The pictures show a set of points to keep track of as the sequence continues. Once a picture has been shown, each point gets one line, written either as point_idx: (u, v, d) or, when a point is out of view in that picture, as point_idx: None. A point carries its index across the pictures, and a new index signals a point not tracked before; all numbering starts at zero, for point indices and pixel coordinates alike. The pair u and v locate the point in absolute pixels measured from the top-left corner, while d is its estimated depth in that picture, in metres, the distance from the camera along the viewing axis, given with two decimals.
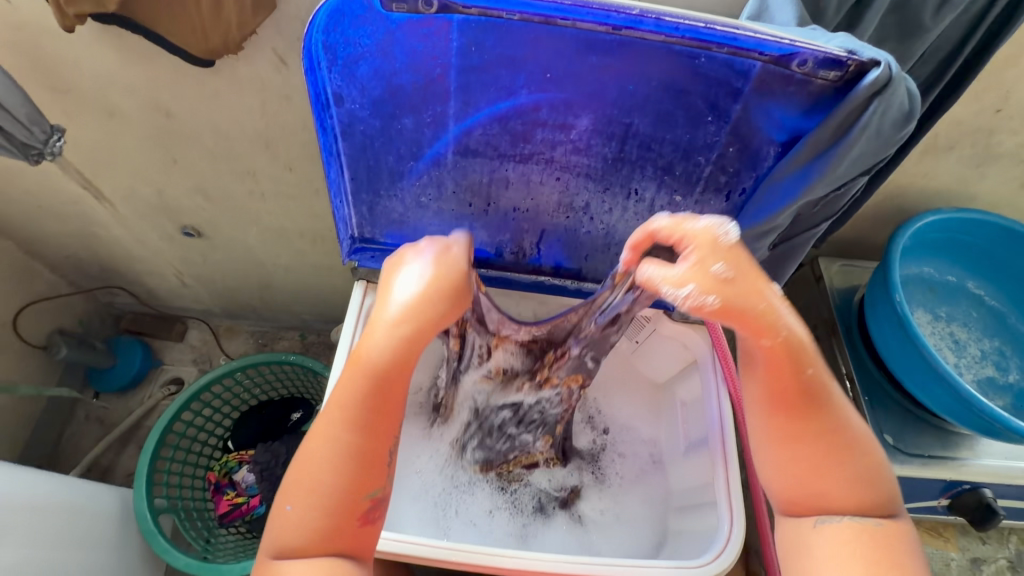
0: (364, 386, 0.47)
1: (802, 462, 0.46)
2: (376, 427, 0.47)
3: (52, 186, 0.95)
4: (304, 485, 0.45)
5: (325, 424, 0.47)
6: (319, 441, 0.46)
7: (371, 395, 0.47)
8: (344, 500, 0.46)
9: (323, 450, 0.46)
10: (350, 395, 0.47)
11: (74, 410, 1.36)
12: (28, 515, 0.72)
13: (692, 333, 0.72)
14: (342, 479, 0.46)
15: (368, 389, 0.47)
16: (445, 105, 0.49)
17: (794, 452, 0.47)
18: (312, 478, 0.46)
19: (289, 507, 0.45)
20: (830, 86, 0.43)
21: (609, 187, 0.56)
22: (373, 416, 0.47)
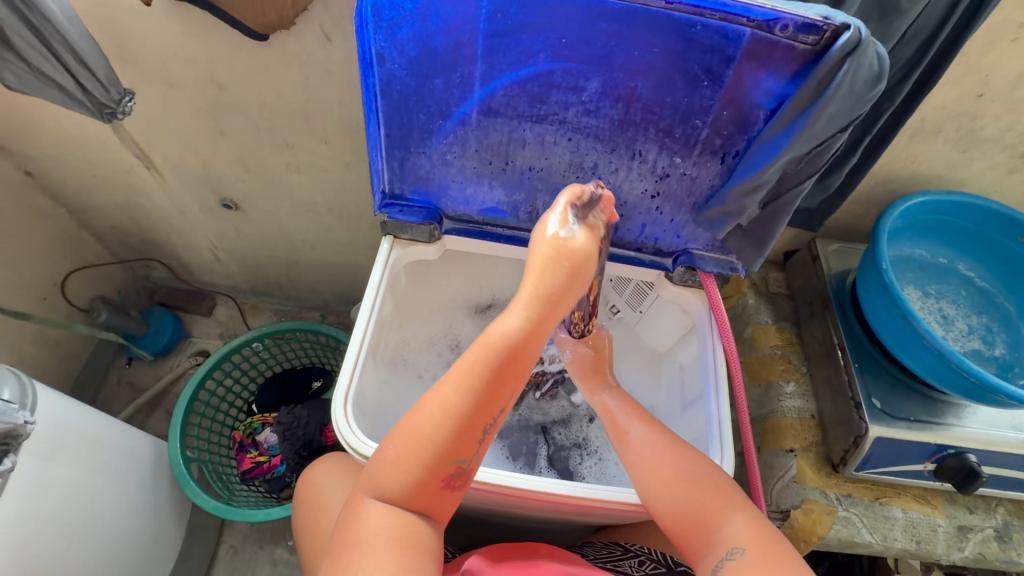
0: (485, 353, 0.52)
1: (675, 460, 0.63)
2: (496, 389, 0.52)
3: (108, 154, 1.04)
4: (398, 470, 0.51)
5: (448, 400, 0.51)
6: (438, 411, 0.51)
7: (487, 374, 0.51)
8: (438, 465, 0.51)
9: (432, 423, 0.51)
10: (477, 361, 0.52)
11: (108, 374, 1.45)
12: (78, 441, 0.78)
13: (691, 297, 0.76)
14: (438, 462, 0.51)
15: (489, 359, 0.52)
16: (473, 67, 0.56)
17: (695, 473, 0.62)
18: (411, 442, 0.51)
19: (391, 446, 0.52)
20: (810, 51, 0.49)
21: (616, 148, 0.62)
22: (496, 373, 0.52)
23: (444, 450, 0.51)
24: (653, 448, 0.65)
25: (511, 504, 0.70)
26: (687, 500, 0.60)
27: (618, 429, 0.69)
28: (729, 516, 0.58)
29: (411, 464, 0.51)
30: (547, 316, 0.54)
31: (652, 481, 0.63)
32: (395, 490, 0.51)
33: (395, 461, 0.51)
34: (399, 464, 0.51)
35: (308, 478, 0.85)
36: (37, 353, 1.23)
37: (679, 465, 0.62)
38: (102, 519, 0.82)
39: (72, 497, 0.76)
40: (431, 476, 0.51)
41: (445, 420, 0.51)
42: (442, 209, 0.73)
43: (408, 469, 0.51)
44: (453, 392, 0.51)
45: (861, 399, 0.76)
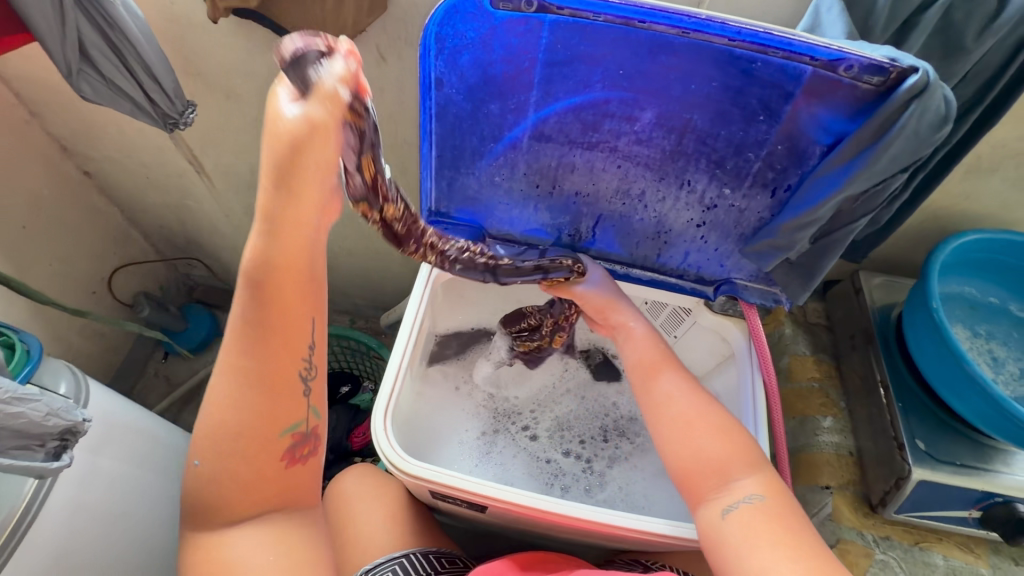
0: (241, 324, 0.50)
1: (696, 406, 0.62)
2: (275, 331, 0.50)
3: (164, 159, 1.09)
4: (240, 479, 0.54)
5: (220, 384, 0.52)
6: (223, 398, 0.52)
7: (268, 346, 0.51)
8: (264, 441, 0.54)
9: (236, 417, 0.52)
10: (239, 317, 0.50)
11: (145, 367, 1.49)
12: (122, 436, 0.81)
13: (730, 325, 0.77)
14: (262, 442, 0.53)
15: (248, 304, 0.50)
16: (529, 95, 0.57)
17: (709, 412, 0.61)
18: (223, 438, 0.53)
19: (197, 462, 0.53)
20: (874, 90, 0.48)
21: (665, 177, 0.62)
22: (275, 319, 0.50)
23: (263, 434, 0.53)
24: (675, 390, 0.63)
25: (540, 524, 0.70)
26: (702, 442, 0.59)
27: (650, 368, 0.66)
28: (744, 465, 0.57)
29: (233, 447, 0.53)
30: (295, 232, 0.47)
31: (671, 425, 0.61)
32: (230, 511, 0.54)
33: (230, 480, 0.53)
34: (215, 472, 0.53)
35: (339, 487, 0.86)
36: (83, 344, 1.28)
37: (689, 407, 0.62)
38: (146, 513, 0.85)
39: (117, 492, 0.79)
40: (262, 449, 0.54)
41: (228, 407, 0.52)
42: (486, 228, 0.74)
43: (225, 464, 0.53)
44: (229, 369, 0.51)
45: (904, 440, 0.74)
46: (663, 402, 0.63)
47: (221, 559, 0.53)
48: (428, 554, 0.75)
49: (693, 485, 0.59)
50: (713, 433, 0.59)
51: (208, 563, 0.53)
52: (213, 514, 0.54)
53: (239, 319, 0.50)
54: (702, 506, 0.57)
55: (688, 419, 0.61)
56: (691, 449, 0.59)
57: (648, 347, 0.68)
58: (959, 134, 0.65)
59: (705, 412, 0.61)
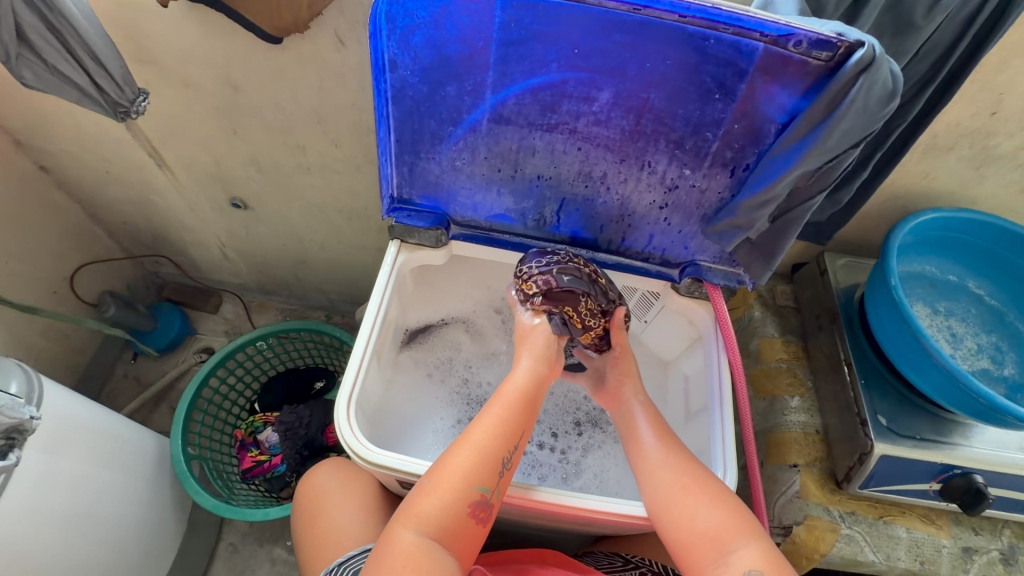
0: (511, 402, 0.63)
1: (687, 470, 0.63)
2: (512, 433, 0.61)
3: (123, 151, 1.05)
4: (420, 511, 0.56)
5: (473, 438, 0.60)
6: (466, 451, 0.59)
7: (513, 417, 0.62)
8: (464, 491, 0.57)
9: (465, 463, 0.58)
10: (503, 412, 0.62)
11: (114, 368, 1.45)
12: (82, 436, 0.79)
13: (697, 308, 0.76)
14: (465, 489, 0.57)
15: (513, 406, 0.63)
16: (485, 75, 0.57)
17: (687, 479, 0.62)
18: (459, 487, 0.57)
19: (426, 480, 0.58)
20: (824, 66, 0.49)
21: (625, 158, 0.62)
22: (525, 415, 0.63)
23: (468, 482, 0.58)
24: (660, 466, 0.63)
25: (509, 509, 0.70)
26: (685, 514, 0.60)
27: (636, 440, 0.68)
28: (732, 529, 0.58)
29: (437, 500, 0.57)
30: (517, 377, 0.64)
31: (656, 503, 0.62)
32: (418, 517, 0.56)
33: (425, 492, 0.58)
34: (444, 489, 0.57)
35: (310, 481, 0.84)
36: (46, 345, 1.24)
37: (669, 474, 0.63)
38: (106, 513, 0.83)
39: (77, 492, 0.77)
40: (462, 503, 0.57)
41: (478, 453, 0.59)
42: (450, 214, 0.73)
43: (441, 495, 0.57)
44: (481, 436, 0.60)
45: (867, 416, 0.76)
46: (652, 473, 0.64)
47: (390, 542, 0.55)
48: None
49: (687, 551, 0.59)
50: (694, 500, 0.60)
51: (384, 546, 0.56)
52: (417, 519, 0.56)
53: (505, 403, 0.62)
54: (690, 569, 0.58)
55: (676, 485, 0.62)
56: (671, 519, 0.60)
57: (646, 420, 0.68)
58: (914, 112, 0.66)
59: (691, 476, 0.62)
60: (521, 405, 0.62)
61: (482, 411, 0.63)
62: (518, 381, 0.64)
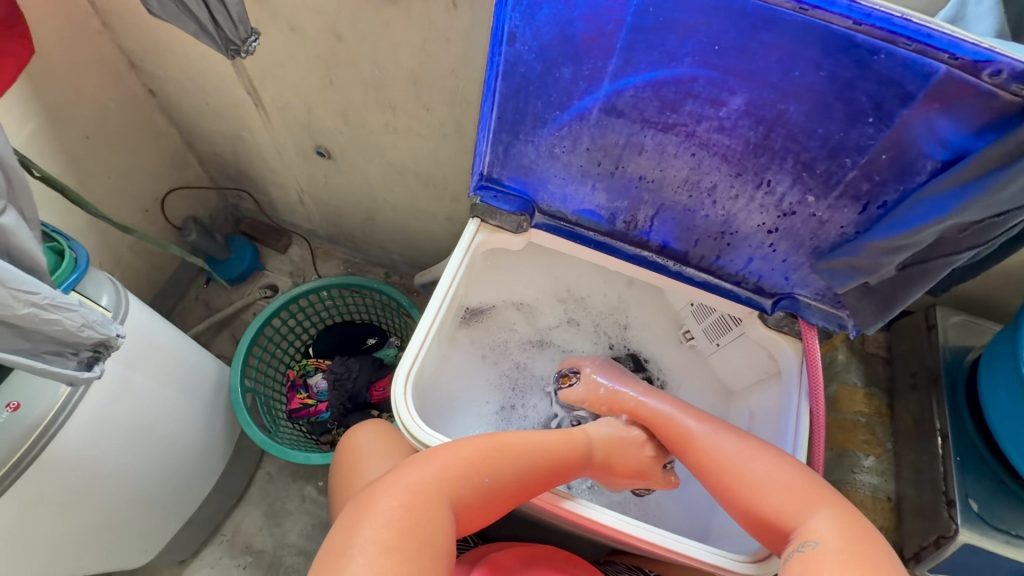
0: (577, 447, 0.68)
1: (750, 445, 0.63)
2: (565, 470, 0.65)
3: (225, 87, 1.08)
4: (426, 478, 0.57)
5: (521, 449, 0.64)
6: (512, 455, 0.62)
7: (574, 463, 0.67)
8: (488, 481, 0.60)
9: (512, 465, 0.62)
10: (572, 455, 0.67)
11: (187, 290, 1.54)
12: (155, 355, 0.83)
13: (782, 343, 0.69)
14: (501, 484, 0.61)
15: (574, 451, 0.67)
16: (606, 61, 0.52)
17: (756, 452, 0.62)
18: (486, 478, 0.59)
19: (476, 471, 0.59)
20: (1017, 103, 0.41)
21: (742, 173, 0.56)
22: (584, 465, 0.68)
23: (500, 476, 0.61)
24: (726, 446, 0.64)
25: (548, 514, 0.68)
26: (763, 487, 0.59)
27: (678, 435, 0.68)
28: (811, 499, 0.57)
29: (455, 480, 0.57)
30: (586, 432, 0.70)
31: (721, 479, 0.62)
32: (417, 480, 0.56)
33: (429, 458, 0.58)
34: (459, 460, 0.59)
35: (353, 438, 0.86)
36: (133, 259, 1.33)
37: (731, 453, 0.63)
38: (165, 429, 0.88)
39: (142, 406, 0.82)
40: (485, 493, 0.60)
41: (506, 462, 0.61)
42: (537, 201, 0.69)
43: (452, 471, 0.58)
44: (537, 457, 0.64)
45: (955, 497, 0.68)
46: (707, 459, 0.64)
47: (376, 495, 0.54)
48: None
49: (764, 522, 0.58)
50: (765, 467, 0.60)
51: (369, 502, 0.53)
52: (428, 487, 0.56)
53: (574, 448, 0.67)
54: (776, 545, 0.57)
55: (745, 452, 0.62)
56: (745, 487, 0.60)
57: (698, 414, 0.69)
58: None
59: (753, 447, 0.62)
60: (586, 465, 0.68)
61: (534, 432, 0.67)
62: (592, 445, 0.69)
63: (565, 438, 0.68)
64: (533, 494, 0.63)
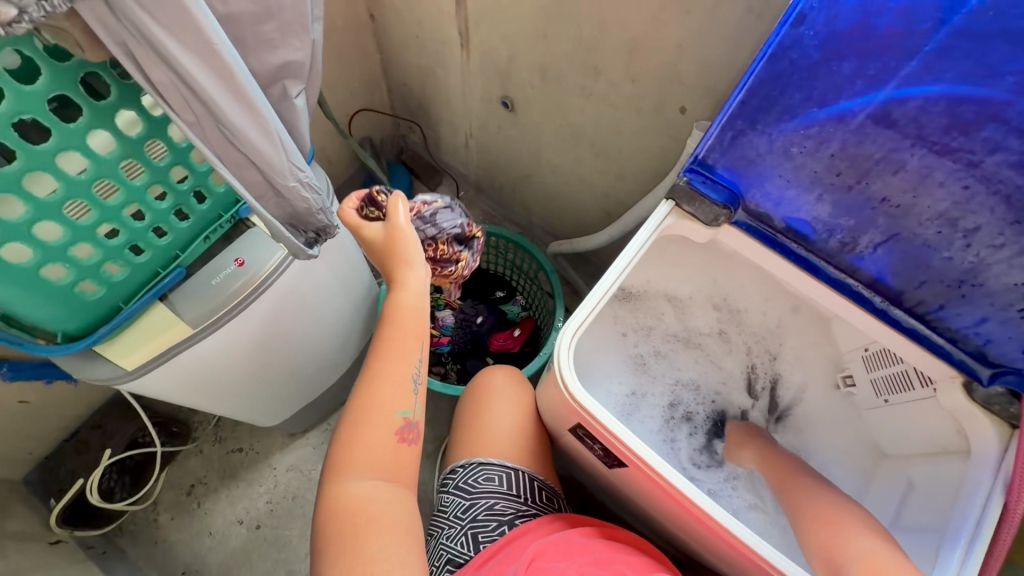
0: (410, 314, 0.66)
1: (843, 504, 0.64)
2: (397, 347, 0.65)
3: (439, 23, 1.14)
4: (356, 460, 0.61)
5: (399, 368, 0.64)
6: (393, 386, 0.64)
7: (409, 324, 0.66)
8: (382, 420, 0.62)
9: (388, 393, 0.63)
10: (409, 310, 0.66)
11: (345, 203, 1.69)
12: (336, 250, 0.92)
13: (984, 421, 0.61)
14: (389, 417, 0.63)
15: (405, 319, 0.66)
16: (903, 63, 0.48)
17: (850, 509, 0.63)
18: (359, 414, 0.62)
19: (343, 429, 0.62)
20: None
21: (1022, 221, 0.49)
22: (400, 330, 0.66)
23: (395, 408, 0.63)
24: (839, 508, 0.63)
25: (660, 507, 0.67)
26: (832, 533, 0.60)
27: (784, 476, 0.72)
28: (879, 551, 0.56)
29: (370, 452, 0.61)
30: (408, 295, 0.66)
31: (808, 522, 0.63)
32: (354, 468, 0.60)
33: (352, 461, 0.61)
34: (365, 430, 0.62)
35: (487, 375, 0.91)
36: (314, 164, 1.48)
37: (829, 505, 0.64)
38: (324, 316, 0.99)
39: (316, 291, 0.92)
40: (385, 434, 0.62)
41: (386, 384, 0.63)
42: (744, 199, 0.65)
43: (369, 437, 0.62)
44: (393, 364, 0.64)
45: None
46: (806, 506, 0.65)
47: (351, 497, 0.58)
48: (534, 481, 0.81)
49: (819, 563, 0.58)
50: (836, 517, 0.61)
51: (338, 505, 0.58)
52: (351, 470, 0.60)
53: (401, 310, 0.66)
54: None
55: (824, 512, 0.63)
56: (812, 531, 0.62)
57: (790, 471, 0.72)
58: None
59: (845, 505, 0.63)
60: (415, 318, 0.66)
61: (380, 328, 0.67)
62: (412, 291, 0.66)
63: (400, 305, 0.66)
64: (380, 380, 0.64)
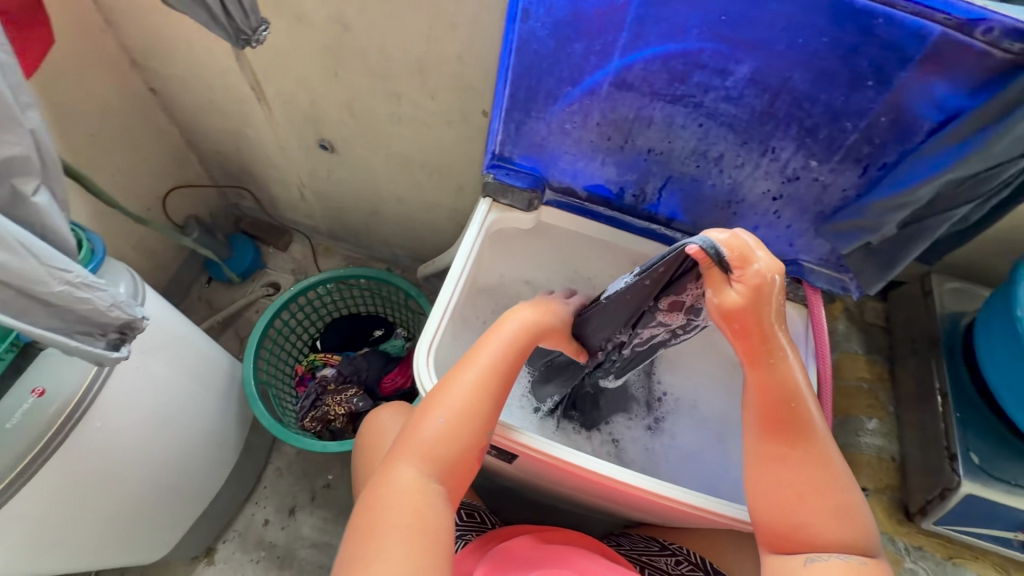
0: (501, 353, 0.61)
1: (813, 474, 0.54)
2: (500, 386, 0.61)
3: (228, 81, 1.09)
4: (425, 447, 0.57)
5: (473, 373, 0.60)
6: (464, 387, 0.59)
7: (509, 360, 0.62)
8: (473, 429, 0.58)
9: (466, 395, 0.59)
10: (487, 359, 0.61)
11: (190, 289, 1.55)
12: (172, 344, 0.84)
13: (789, 310, 0.72)
14: (474, 429, 0.59)
15: (506, 355, 0.62)
16: (618, 36, 0.54)
17: (816, 479, 0.54)
18: (466, 416, 0.59)
19: (441, 418, 0.58)
20: (1008, 61, 0.44)
21: (748, 141, 0.59)
22: (515, 358, 0.62)
23: (477, 424, 0.59)
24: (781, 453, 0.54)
25: (566, 482, 0.69)
26: (808, 515, 0.53)
27: (771, 413, 0.55)
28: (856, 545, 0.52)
29: (444, 447, 0.57)
30: (500, 329, 0.63)
31: (789, 493, 0.54)
32: (417, 450, 0.57)
33: (421, 451, 0.57)
34: (462, 425, 0.58)
35: (374, 418, 0.87)
36: (136, 258, 1.33)
37: (793, 472, 0.54)
38: (182, 417, 0.89)
39: (161, 393, 0.82)
40: (468, 447, 0.59)
41: (469, 389, 0.59)
42: (547, 179, 0.72)
43: (462, 433, 0.58)
44: (486, 374, 0.60)
45: (957, 451, 0.70)
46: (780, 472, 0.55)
47: (396, 481, 0.55)
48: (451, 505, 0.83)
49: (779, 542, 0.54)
50: (818, 489, 0.53)
51: (382, 487, 0.55)
52: (416, 457, 0.57)
53: (503, 343, 0.62)
54: (771, 553, 0.55)
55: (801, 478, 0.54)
56: (789, 513, 0.54)
57: (778, 402, 0.54)
58: None
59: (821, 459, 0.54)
60: (512, 353, 0.62)
61: (477, 345, 0.62)
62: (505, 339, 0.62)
63: (488, 338, 0.62)
64: (487, 393, 0.60)
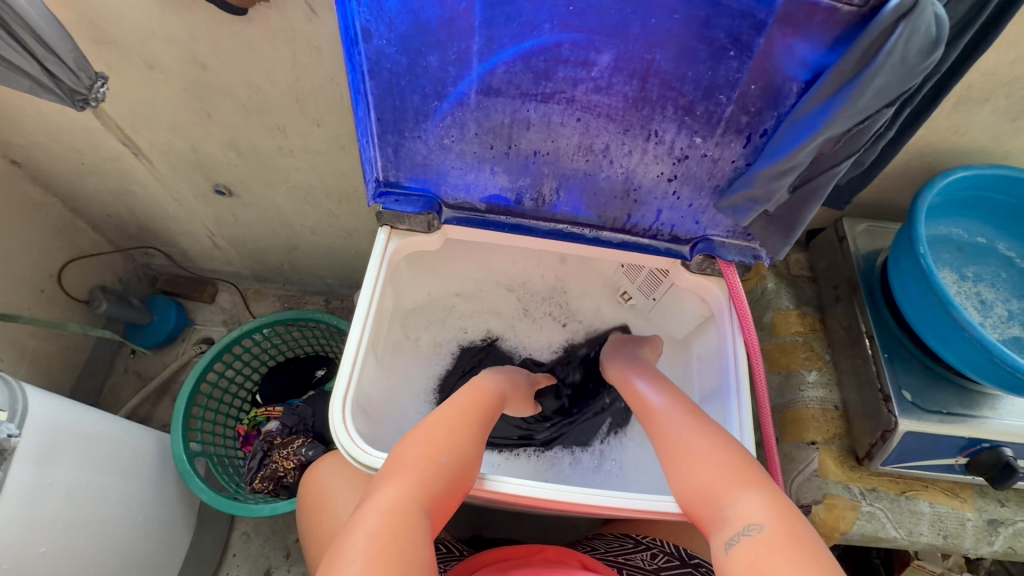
0: (476, 402, 0.66)
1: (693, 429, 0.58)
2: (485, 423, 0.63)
3: (94, 140, 0.99)
4: (412, 471, 0.53)
5: (453, 415, 0.61)
6: (450, 423, 0.60)
7: (486, 407, 0.66)
8: (458, 462, 0.56)
9: (453, 431, 0.59)
10: (472, 397, 0.67)
11: (113, 363, 1.44)
12: (76, 445, 0.76)
13: (710, 286, 0.72)
14: (462, 465, 0.56)
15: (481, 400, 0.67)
16: (470, 41, 0.50)
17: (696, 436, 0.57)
18: (454, 451, 0.56)
19: (444, 456, 0.55)
20: (855, 14, 0.43)
21: (630, 128, 0.56)
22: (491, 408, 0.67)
23: (465, 452, 0.57)
24: (663, 414, 0.62)
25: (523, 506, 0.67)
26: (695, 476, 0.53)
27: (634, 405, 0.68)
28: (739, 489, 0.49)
29: (438, 479, 0.53)
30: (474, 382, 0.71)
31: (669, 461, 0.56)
32: (405, 474, 0.52)
33: (404, 474, 0.52)
34: (447, 455, 0.56)
35: (313, 477, 0.83)
36: (39, 346, 1.22)
37: (674, 436, 0.58)
38: (108, 517, 0.82)
39: (75, 500, 0.75)
40: (455, 476, 0.55)
41: (455, 426, 0.60)
42: (440, 197, 0.68)
43: (450, 467, 0.55)
44: (470, 419, 0.62)
45: (890, 392, 0.72)
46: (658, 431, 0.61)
47: (381, 504, 0.49)
48: None
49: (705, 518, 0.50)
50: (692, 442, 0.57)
51: (364, 514, 0.48)
52: (406, 482, 0.51)
53: (476, 393, 0.68)
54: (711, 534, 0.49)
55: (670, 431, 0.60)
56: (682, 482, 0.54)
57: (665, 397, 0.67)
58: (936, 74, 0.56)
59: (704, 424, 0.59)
60: (487, 402, 0.67)
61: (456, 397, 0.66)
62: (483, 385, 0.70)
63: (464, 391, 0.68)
64: (465, 431, 0.60)
